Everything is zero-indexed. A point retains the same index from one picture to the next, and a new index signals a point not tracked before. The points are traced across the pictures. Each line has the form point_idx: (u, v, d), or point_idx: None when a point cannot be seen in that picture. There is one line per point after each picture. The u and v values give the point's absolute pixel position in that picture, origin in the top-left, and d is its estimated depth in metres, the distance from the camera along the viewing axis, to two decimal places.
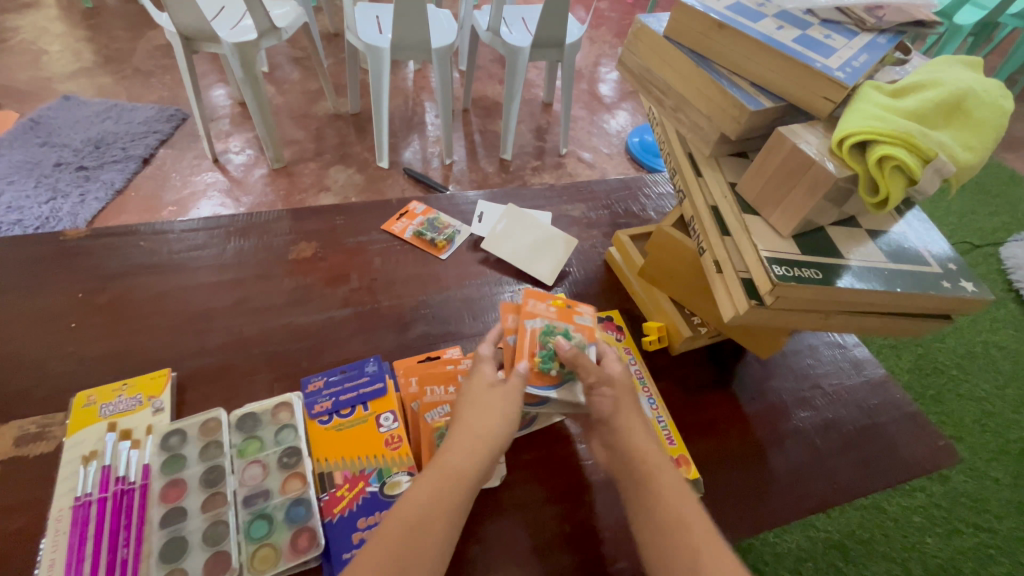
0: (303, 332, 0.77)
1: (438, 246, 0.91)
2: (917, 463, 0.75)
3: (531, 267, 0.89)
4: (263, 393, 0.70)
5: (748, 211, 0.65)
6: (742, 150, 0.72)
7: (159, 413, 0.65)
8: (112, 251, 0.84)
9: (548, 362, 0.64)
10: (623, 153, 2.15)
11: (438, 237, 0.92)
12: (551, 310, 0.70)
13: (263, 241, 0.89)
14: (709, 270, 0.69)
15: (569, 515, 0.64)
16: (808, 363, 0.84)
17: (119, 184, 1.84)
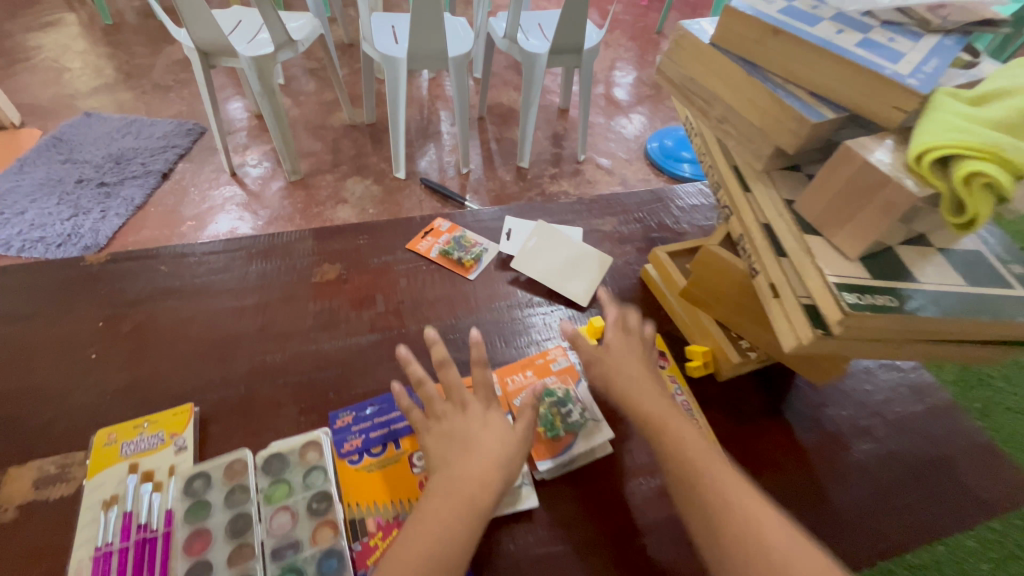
0: (329, 360, 0.74)
1: (466, 266, 0.88)
2: (994, 501, 0.69)
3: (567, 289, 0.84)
4: (290, 427, 0.66)
5: (809, 231, 0.60)
6: (795, 163, 0.67)
7: (182, 452, 0.61)
8: (133, 276, 0.82)
9: (552, 428, 0.64)
10: (642, 158, 2.09)
11: (465, 256, 0.89)
12: (530, 376, 0.70)
13: (286, 263, 0.86)
14: (764, 294, 0.64)
15: (621, 561, 0.57)
16: (865, 389, 0.77)
17: (139, 200, 1.84)
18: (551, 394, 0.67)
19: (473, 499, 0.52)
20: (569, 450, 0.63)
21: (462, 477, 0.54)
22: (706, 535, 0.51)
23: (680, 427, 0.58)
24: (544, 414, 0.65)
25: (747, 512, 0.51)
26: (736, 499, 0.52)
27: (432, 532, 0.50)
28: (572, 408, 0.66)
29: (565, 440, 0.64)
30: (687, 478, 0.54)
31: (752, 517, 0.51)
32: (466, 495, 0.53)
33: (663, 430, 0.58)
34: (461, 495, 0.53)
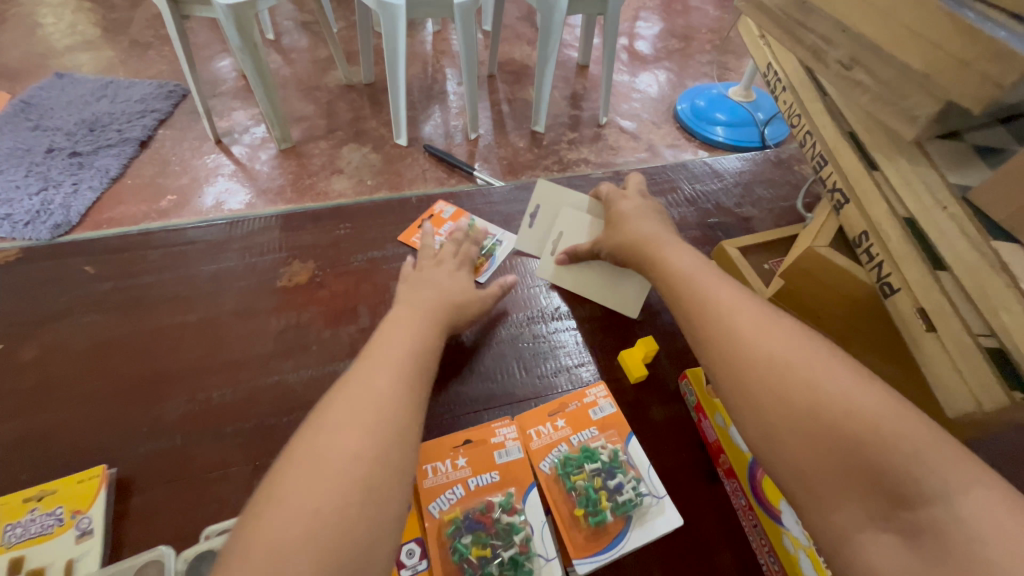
0: (295, 395, 0.56)
1: (478, 266, 0.67)
2: None
3: (615, 300, 0.64)
4: (237, 494, 0.50)
5: (997, 236, 0.39)
6: (953, 129, 0.45)
7: (86, 540, 0.45)
8: (51, 282, 0.64)
9: (596, 512, 0.45)
10: (673, 121, 1.83)
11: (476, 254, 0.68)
12: (562, 428, 0.51)
13: (246, 263, 0.68)
14: (908, 323, 0.44)
15: None
16: (1006, 442, 0.58)
17: (114, 171, 1.61)
18: (594, 458, 0.49)
19: (422, 334, 0.47)
20: (618, 544, 0.44)
21: (411, 312, 0.50)
22: (685, 327, 0.44)
23: (655, 238, 0.54)
24: (582, 488, 0.47)
25: (774, 342, 0.38)
26: (714, 287, 0.44)
27: (384, 361, 0.42)
28: (625, 479, 0.47)
29: (614, 527, 0.45)
30: (667, 276, 0.49)
31: (782, 347, 0.38)
32: (413, 317, 0.49)
33: (640, 242, 0.54)
34: (408, 322, 0.48)
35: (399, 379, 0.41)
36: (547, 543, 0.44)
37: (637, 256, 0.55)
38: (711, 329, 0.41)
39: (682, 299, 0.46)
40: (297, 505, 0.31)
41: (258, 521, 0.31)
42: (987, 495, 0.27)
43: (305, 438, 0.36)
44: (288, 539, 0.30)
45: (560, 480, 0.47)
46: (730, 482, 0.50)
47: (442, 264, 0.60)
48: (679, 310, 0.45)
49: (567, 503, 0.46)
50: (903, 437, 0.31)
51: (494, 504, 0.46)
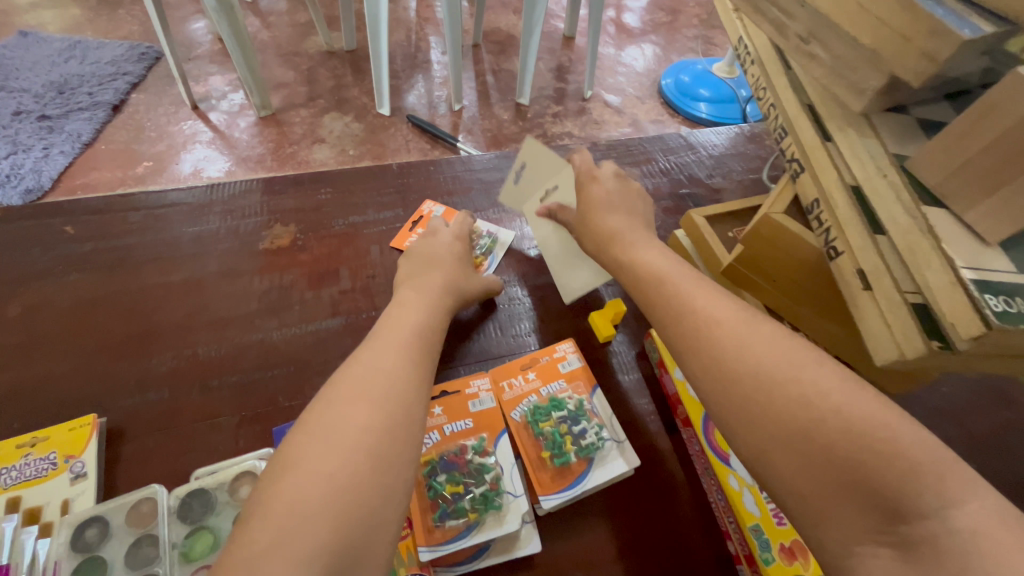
0: (280, 353, 0.58)
1: (478, 263, 0.67)
2: None
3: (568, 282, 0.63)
4: (225, 442, 0.52)
5: (928, 201, 0.43)
6: (899, 103, 0.49)
7: (80, 482, 0.47)
8: (33, 241, 0.65)
9: (561, 453, 0.49)
10: (658, 96, 1.84)
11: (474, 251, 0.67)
12: (532, 380, 0.55)
13: (228, 225, 0.69)
14: (848, 283, 0.48)
15: None
16: (940, 396, 0.64)
17: (87, 136, 1.57)
18: (561, 407, 0.52)
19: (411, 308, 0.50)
20: (581, 482, 0.48)
21: (410, 297, 0.52)
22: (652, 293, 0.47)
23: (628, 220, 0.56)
24: (549, 433, 0.51)
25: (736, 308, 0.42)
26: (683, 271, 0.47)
27: (390, 341, 0.45)
28: (589, 424, 0.51)
29: (576, 468, 0.49)
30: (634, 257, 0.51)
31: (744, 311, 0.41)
32: (406, 300, 0.51)
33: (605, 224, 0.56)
34: (409, 305, 0.50)
35: (404, 358, 0.43)
36: (515, 481, 0.48)
37: (599, 222, 0.56)
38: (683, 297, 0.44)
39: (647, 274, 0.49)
40: (311, 477, 0.34)
41: (272, 495, 0.33)
42: (891, 423, 0.31)
43: (316, 416, 0.38)
44: (301, 509, 0.32)
45: (529, 426, 0.51)
46: (687, 431, 0.55)
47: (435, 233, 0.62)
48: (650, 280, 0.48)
49: (535, 447, 0.50)
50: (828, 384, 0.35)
51: (468, 447, 0.49)
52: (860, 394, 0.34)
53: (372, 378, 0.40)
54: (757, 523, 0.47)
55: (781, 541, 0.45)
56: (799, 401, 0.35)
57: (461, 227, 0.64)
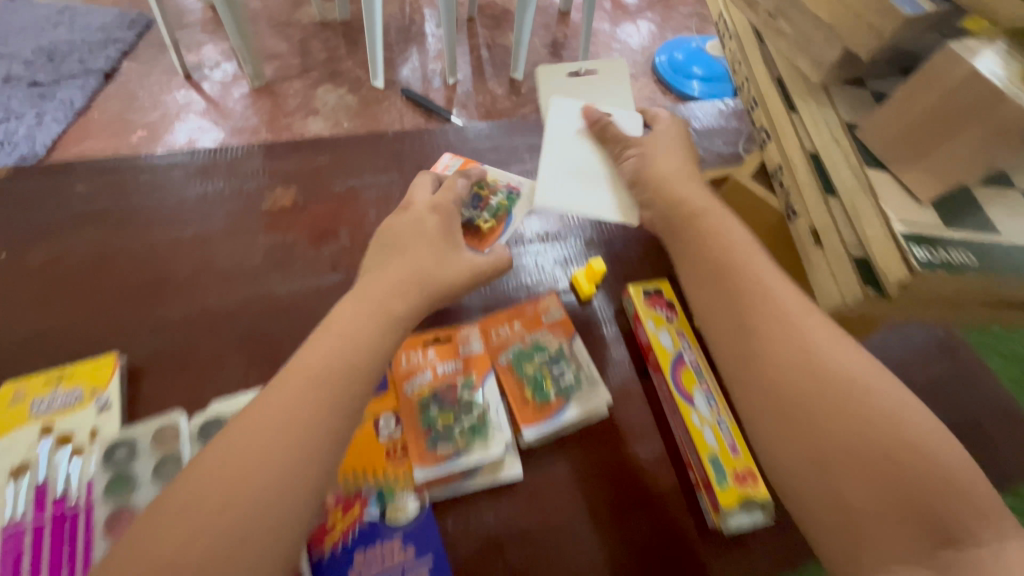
0: (285, 304, 0.63)
1: (485, 232, 0.66)
2: (1013, 469, 0.63)
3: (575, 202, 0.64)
4: (236, 381, 0.57)
5: (873, 165, 0.48)
6: (857, 76, 0.53)
7: (106, 412, 0.52)
8: (44, 198, 0.68)
9: (542, 391, 0.55)
10: (650, 74, 1.86)
11: (482, 218, 0.67)
12: (517, 329, 0.60)
13: (231, 186, 0.72)
14: (804, 241, 0.53)
15: (612, 537, 0.52)
16: (891, 350, 0.69)
17: (80, 104, 1.57)
18: (543, 352, 0.58)
19: None
20: (560, 416, 0.54)
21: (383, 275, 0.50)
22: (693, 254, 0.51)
23: (669, 174, 0.58)
24: (532, 374, 0.56)
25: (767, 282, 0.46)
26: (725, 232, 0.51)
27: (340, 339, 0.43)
28: (568, 367, 0.57)
29: (555, 405, 0.55)
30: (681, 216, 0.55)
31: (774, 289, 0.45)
32: (381, 276, 0.49)
33: (658, 179, 0.58)
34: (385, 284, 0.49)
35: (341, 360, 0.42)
36: (500, 414, 0.53)
37: (647, 173, 0.60)
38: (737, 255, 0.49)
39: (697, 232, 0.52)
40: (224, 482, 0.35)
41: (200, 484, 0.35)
42: None
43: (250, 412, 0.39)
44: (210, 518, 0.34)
45: (514, 368, 0.57)
46: (657, 375, 0.60)
47: (410, 209, 0.57)
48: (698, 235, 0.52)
49: (519, 386, 0.56)
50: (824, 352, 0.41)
51: (458, 384, 0.55)
52: (857, 362, 0.40)
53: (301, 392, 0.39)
54: (713, 454, 0.53)
55: (736, 468, 0.53)
56: (812, 367, 0.40)
57: (449, 193, 0.60)
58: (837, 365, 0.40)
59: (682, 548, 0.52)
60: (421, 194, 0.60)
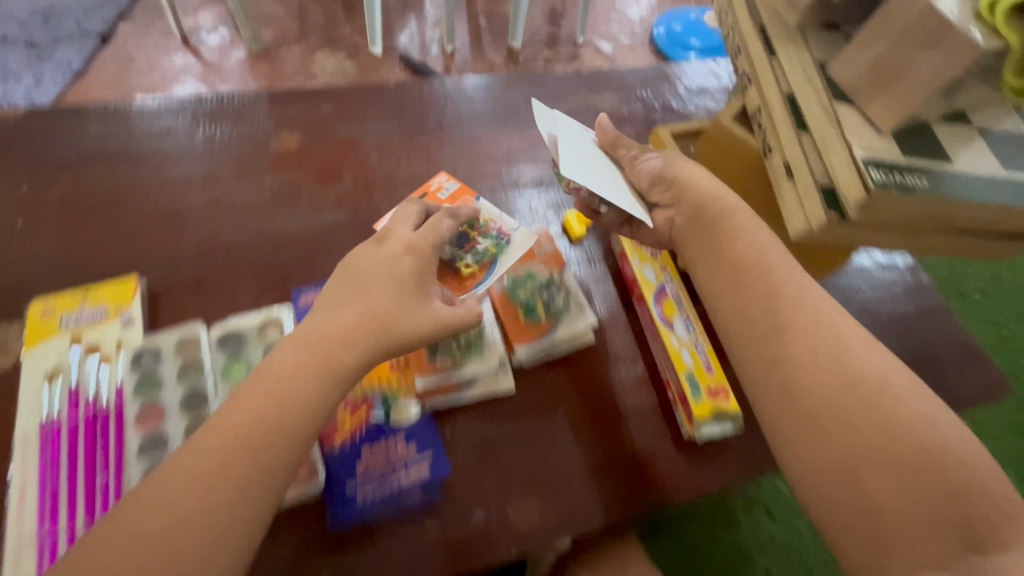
0: (293, 238, 0.67)
1: (465, 275, 0.60)
2: (966, 396, 0.69)
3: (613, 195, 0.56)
4: (249, 305, 0.62)
5: (841, 100, 0.52)
6: (833, 19, 0.57)
7: (130, 327, 0.57)
8: (59, 137, 0.71)
9: (534, 314, 0.60)
10: (648, 45, 1.86)
11: (465, 259, 0.60)
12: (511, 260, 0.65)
13: (238, 129, 0.75)
14: (777, 175, 0.57)
15: (597, 445, 0.57)
16: (859, 288, 0.74)
17: (78, 65, 1.57)
18: (535, 280, 0.63)
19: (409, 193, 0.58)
20: (550, 337, 0.60)
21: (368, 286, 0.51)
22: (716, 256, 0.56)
23: (690, 173, 0.60)
24: (524, 299, 0.61)
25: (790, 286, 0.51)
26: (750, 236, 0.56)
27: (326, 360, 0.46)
28: (557, 294, 0.62)
29: (546, 327, 0.60)
30: (706, 216, 0.58)
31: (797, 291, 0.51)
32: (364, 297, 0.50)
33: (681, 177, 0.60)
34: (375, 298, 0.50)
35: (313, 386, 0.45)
36: (494, 335, 0.59)
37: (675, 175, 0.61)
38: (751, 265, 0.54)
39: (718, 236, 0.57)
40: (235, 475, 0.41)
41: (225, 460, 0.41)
42: None
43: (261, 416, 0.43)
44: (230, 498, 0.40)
45: (509, 294, 0.61)
46: (640, 306, 0.65)
47: (384, 241, 0.54)
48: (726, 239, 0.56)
49: (513, 310, 0.61)
50: (836, 352, 0.46)
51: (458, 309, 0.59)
52: (866, 361, 0.45)
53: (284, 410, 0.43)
54: (689, 372, 0.59)
55: (709, 385, 0.59)
56: (830, 364, 0.45)
57: (428, 233, 0.55)
58: (837, 347, 0.47)
59: (659, 454, 0.58)
60: (401, 230, 0.56)
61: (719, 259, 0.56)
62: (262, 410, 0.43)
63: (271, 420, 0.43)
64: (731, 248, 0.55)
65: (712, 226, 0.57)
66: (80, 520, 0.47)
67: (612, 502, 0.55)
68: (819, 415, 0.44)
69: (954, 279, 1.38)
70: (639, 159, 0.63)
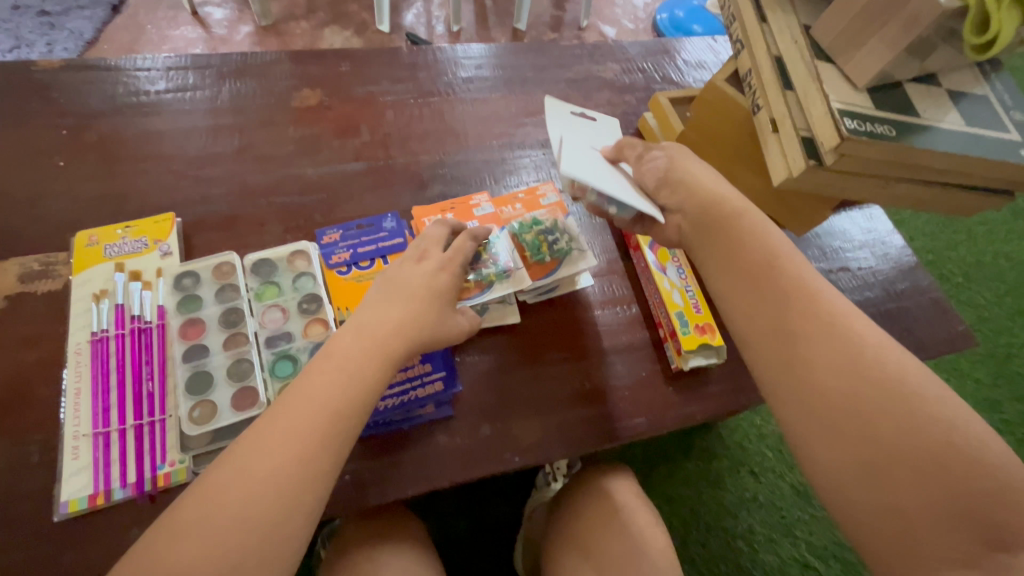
0: (316, 185, 0.72)
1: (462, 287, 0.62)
2: (934, 345, 0.75)
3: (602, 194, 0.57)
4: (275, 243, 0.67)
5: (821, 59, 0.57)
6: None
7: (168, 257, 0.63)
8: (92, 85, 0.75)
9: (539, 252, 0.66)
10: (650, 30, 1.90)
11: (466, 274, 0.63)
12: (518, 208, 0.70)
13: (262, 84, 0.79)
14: (763, 130, 0.62)
15: (593, 376, 0.63)
16: (839, 246, 0.80)
17: (89, 35, 1.59)
18: (540, 224, 0.68)
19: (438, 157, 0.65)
20: (554, 273, 0.65)
21: (404, 285, 0.53)
22: (725, 253, 0.55)
23: (690, 169, 0.59)
24: (531, 240, 0.66)
25: (808, 284, 0.50)
26: (760, 231, 0.54)
27: (359, 357, 0.48)
28: (561, 235, 0.67)
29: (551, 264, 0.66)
30: (710, 209, 0.56)
31: (815, 291, 0.49)
32: (402, 294, 0.52)
33: (683, 176, 0.59)
34: (403, 294, 0.52)
35: (349, 385, 0.47)
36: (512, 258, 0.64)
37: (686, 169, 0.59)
38: (769, 262, 0.52)
39: (727, 231, 0.55)
40: (266, 465, 0.42)
41: (258, 454, 0.43)
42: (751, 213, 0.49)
43: (285, 413, 0.44)
44: (262, 482, 0.42)
45: (517, 236, 0.67)
46: (636, 254, 0.71)
47: (422, 259, 0.56)
48: (736, 234, 0.55)
49: (521, 248, 0.66)
50: (860, 345, 0.45)
51: None
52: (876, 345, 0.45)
53: (315, 408, 0.45)
54: (679, 310, 0.65)
55: (697, 322, 0.65)
56: (850, 350, 0.45)
57: (457, 256, 0.57)
58: (855, 347, 0.45)
59: (648, 384, 0.64)
60: (435, 251, 0.57)
61: (733, 262, 0.54)
62: (300, 421, 0.44)
63: (302, 413, 0.45)
64: (745, 250, 0.53)
65: (718, 223, 0.56)
66: (129, 418, 0.53)
67: (607, 425, 0.61)
68: (838, 406, 0.44)
69: (940, 260, 1.43)
70: (645, 159, 0.62)
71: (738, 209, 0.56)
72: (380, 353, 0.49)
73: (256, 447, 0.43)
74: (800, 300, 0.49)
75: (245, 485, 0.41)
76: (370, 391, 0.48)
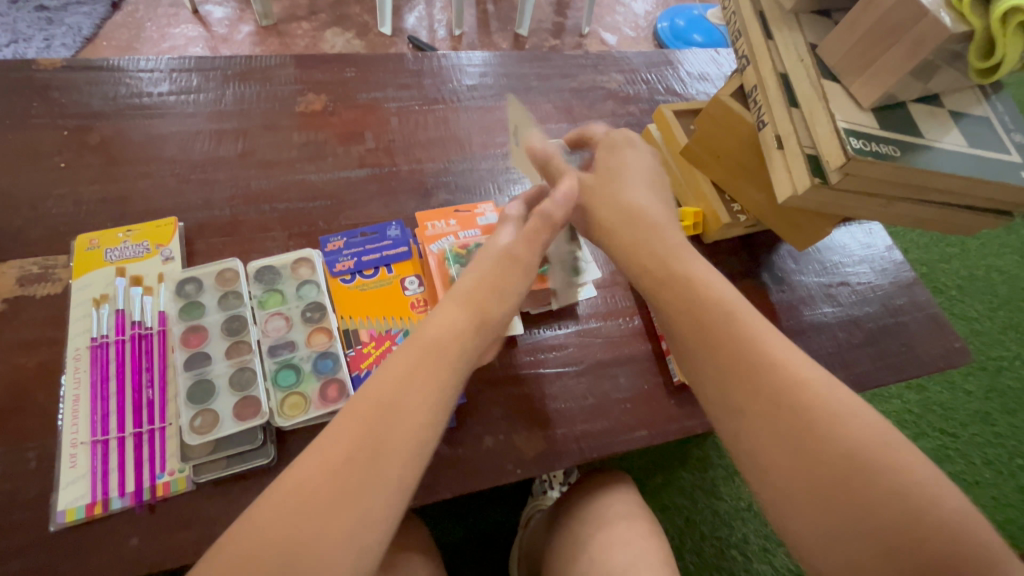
0: (319, 191, 0.72)
1: None
2: (931, 361, 0.75)
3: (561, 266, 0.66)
4: (279, 249, 0.67)
5: (827, 78, 0.58)
6: (824, 7, 0.62)
7: (169, 262, 0.62)
8: (94, 86, 0.75)
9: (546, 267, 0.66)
10: (651, 39, 1.91)
11: None
12: None
13: (266, 88, 0.79)
14: (767, 146, 0.62)
15: (595, 389, 0.63)
16: (838, 261, 0.81)
17: (88, 31, 1.58)
18: None
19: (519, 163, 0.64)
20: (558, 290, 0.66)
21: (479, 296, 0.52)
22: (679, 310, 0.51)
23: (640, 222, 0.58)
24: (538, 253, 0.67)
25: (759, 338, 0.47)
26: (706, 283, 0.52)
27: (421, 388, 0.45)
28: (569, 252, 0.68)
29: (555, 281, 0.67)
30: (660, 267, 0.54)
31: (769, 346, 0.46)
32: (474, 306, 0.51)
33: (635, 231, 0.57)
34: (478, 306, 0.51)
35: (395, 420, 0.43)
36: None
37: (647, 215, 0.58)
38: (721, 320, 0.49)
39: (679, 288, 0.52)
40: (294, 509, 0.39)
41: (287, 497, 0.39)
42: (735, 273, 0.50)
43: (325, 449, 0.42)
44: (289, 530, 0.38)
45: None
46: None
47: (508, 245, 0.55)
48: (687, 288, 0.52)
49: None
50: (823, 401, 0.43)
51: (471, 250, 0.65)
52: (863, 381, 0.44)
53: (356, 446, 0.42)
54: None
55: None
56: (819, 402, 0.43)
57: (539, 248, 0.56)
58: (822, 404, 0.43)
59: (650, 397, 0.64)
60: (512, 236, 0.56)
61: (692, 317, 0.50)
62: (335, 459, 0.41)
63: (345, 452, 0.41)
64: (703, 299, 0.50)
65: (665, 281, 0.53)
66: (128, 425, 0.53)
67: (608, 437, 0.61)
68: (818, 465, 0.41)
69: (933, 272, 1.44)
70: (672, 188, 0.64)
71: (681, 265, 0.54)
72: (437, 381, 0.46)
73: (272, 508, 0.39)
74: (758, 356, 0.46)
75: (267, 531, 0.38)
76: (410, 440, 0.43)
